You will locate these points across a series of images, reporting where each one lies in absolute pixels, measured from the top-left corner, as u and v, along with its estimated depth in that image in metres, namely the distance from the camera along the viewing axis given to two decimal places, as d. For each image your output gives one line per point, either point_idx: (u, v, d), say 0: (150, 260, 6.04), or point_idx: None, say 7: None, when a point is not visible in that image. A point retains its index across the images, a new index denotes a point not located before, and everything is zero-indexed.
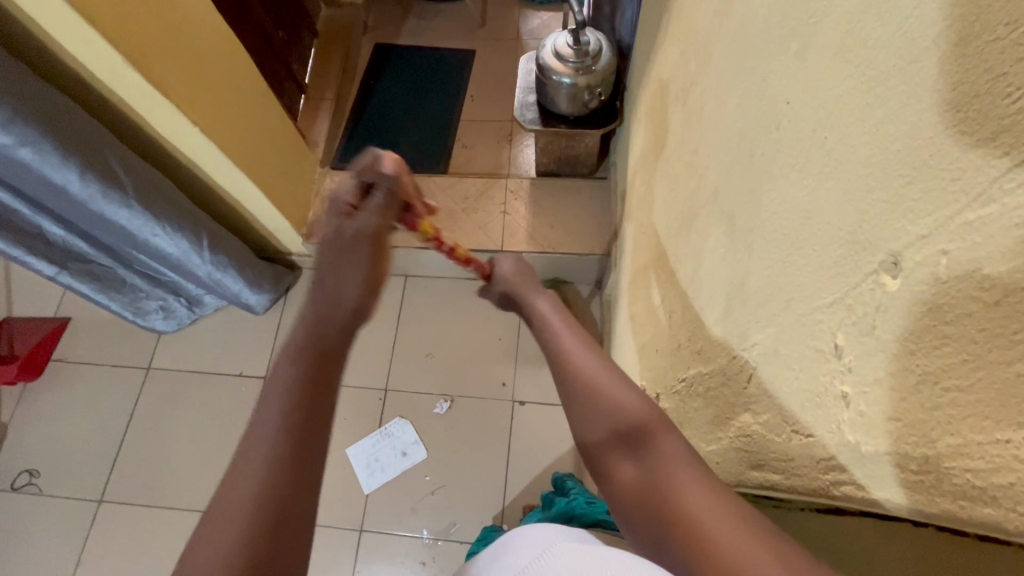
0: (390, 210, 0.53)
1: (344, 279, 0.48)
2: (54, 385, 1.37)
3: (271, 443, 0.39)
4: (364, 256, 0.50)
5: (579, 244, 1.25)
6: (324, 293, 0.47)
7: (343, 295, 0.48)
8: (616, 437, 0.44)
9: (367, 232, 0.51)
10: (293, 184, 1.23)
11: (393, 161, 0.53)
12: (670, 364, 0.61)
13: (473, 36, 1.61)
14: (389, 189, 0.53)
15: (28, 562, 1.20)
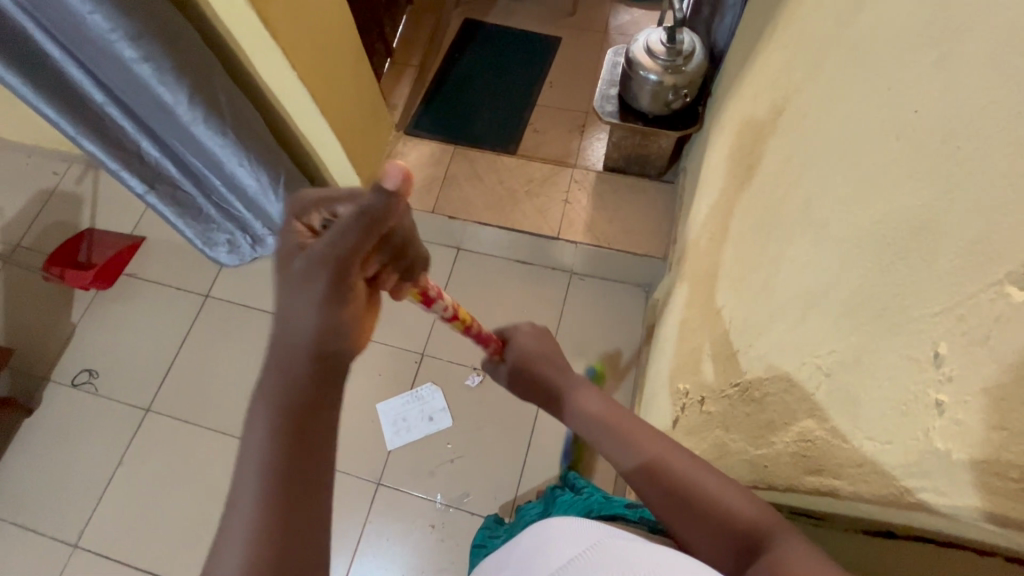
0: (369, 235, 0.44)
1: (291, 306, 0.42)
2: (121, 296, 1.47)
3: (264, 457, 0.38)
4: (317, 285, 0.43)
5: (636, 244, 1.25)
6: (277, 317, 0.43)
7: (294, 325, 0.42)
8: (693, 509, 0.46)
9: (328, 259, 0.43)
10: (368, 142, 1.28)
11: (399, 174, 0.43)
12: (723, 368, 0.61)
13: (561, 23, 1.61)
14: (377, 209, 0.43)
15: (80, 452, 1.31)
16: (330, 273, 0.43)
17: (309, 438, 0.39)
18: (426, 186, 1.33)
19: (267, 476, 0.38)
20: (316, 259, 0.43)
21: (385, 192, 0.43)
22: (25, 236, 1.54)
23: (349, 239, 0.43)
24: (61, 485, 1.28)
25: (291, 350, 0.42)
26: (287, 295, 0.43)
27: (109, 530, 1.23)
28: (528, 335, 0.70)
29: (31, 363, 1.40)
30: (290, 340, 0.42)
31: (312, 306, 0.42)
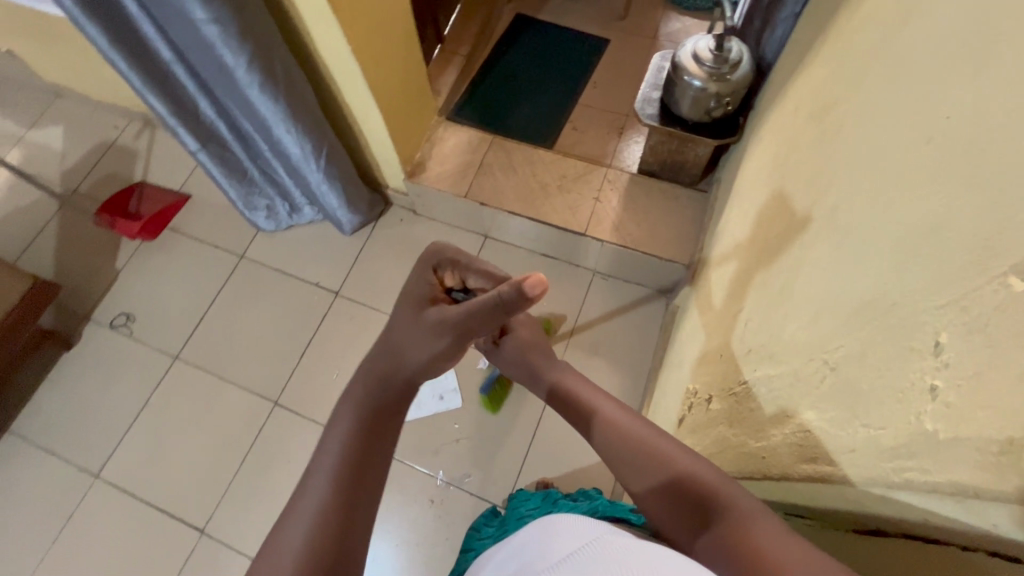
0: (488, 317, 0.62)
1: (414, 344, 0.63)
2: (164, 248, 1.54)
3: (340, 442, 0.54)
4: (438, 341, 0.63)
5: (662, 248, 1.25)
6: (398, 344, 0.63)
7: (410, 356, 0.62)
8: (647, 471, 0.51)
9: (451, 323, 0.63)
10: (410, 123, 1.31)
11: (538, 284, 0.59)
12: (733, 367, 0.62)
13: (611, 26, 1.62)
14: (506, 305, 0.60)
15: (110, 389, 1.38)
16: (451, 333, 0.63)
17: (381, 432, 0.56)
18: (462, 172, 1.37)
19: (346, 451, 0.53)
20: (446, 322, 0.63)
21: (515, 295, 0.60)
22: (81, 183, 1.64)
23: (474, 316, 0.62)
24: (89, 418, 1.35)
25: (392, 369, 0.61)
26: (414, 334, 0.64)
27: (130, 465, 1.30)
28: (526, 326, 0.79)
29: (75, 301, 1.48)
30: (398, 364, 0.62)
31: (428, 349, 0.63)
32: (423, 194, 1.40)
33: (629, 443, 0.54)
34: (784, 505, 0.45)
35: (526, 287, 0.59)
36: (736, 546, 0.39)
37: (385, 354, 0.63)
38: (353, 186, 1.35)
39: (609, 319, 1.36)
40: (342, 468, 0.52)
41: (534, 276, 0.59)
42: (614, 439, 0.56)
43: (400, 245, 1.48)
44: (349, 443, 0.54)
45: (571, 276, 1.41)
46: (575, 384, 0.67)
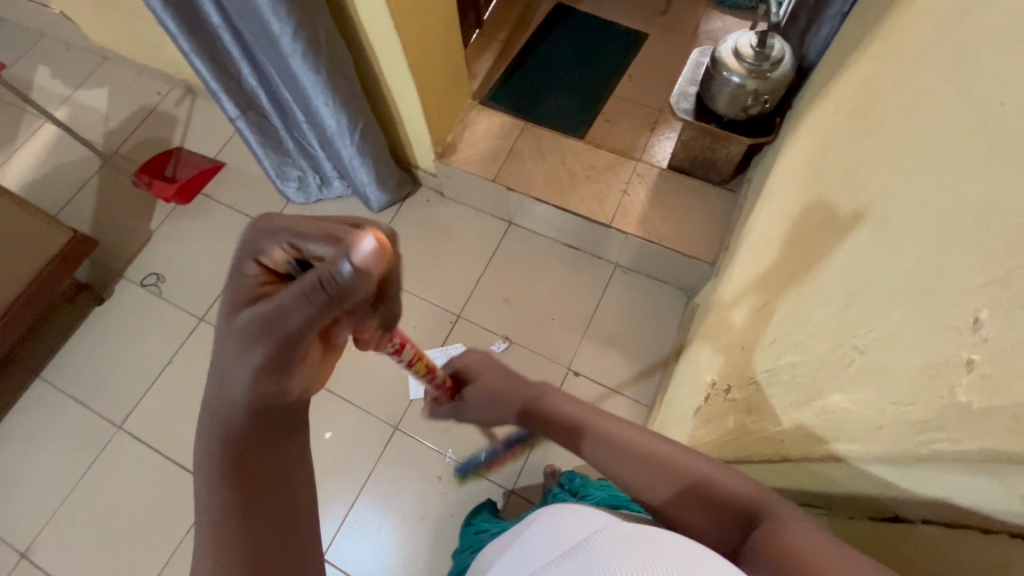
0: (320, 310, 0.47)
1: (235, 365, 0.49)
2: (196, 212, 1.58)
3: (207, 494, 0.50)
4: (258, 349, 0.48)
5: (686, 245, 1.25)
6: (220, 368, 0.50)
7: (236, 381, 0.49)
8: (678, 486, 0.52)
9: (271, 323, 0.47)
10: (444, 104, 1.33)
11: (372, 250, 0.45)
12: (755, 357, 0.62)
13: (651, 21, 1.61)
14: (335, 285, 0.45)
15: (136, 345, 1.42)
16: (274, 342, 0.48)
17: (254, 450, 0.51)
18: (491, 156, 1.38)
19: (219, 497, 0.49)
20: (263, 323, 0.47)
21: (349, 269, 0.45)
22: (122, 144, 1.69)
23: (294, 314, 0.46)
24: (115, 370, 1.40)
25: (226, 408, 0.50)
26: (230, 352, 0.49)
27: (150, 419, 1.34)
28: (475, 357, 0.81)
29: (109, 258, 1.53)
30: (226, 391, 0.50)
31: (250, 366, 0.48)
32: (451, 176, 1.41)
33: (651, 463, 0.55)
34: (813, 487, 0.46)
35: (354, 259, 0.45)
36: (770, 540, 0.40)
37: (214, 380, 0.51)
38: (384, 164, 1.36)
39: (628, 313, 1.36)
40: (224, 513, 0.49)
41: (365, 240, 0.45)
42: (619, 457, 0.57)
43: (425, 225, 1.50)
44: (218, 492, 0.49)
45: (592, 268, 1.41)
46: (568, 405, 0.68)
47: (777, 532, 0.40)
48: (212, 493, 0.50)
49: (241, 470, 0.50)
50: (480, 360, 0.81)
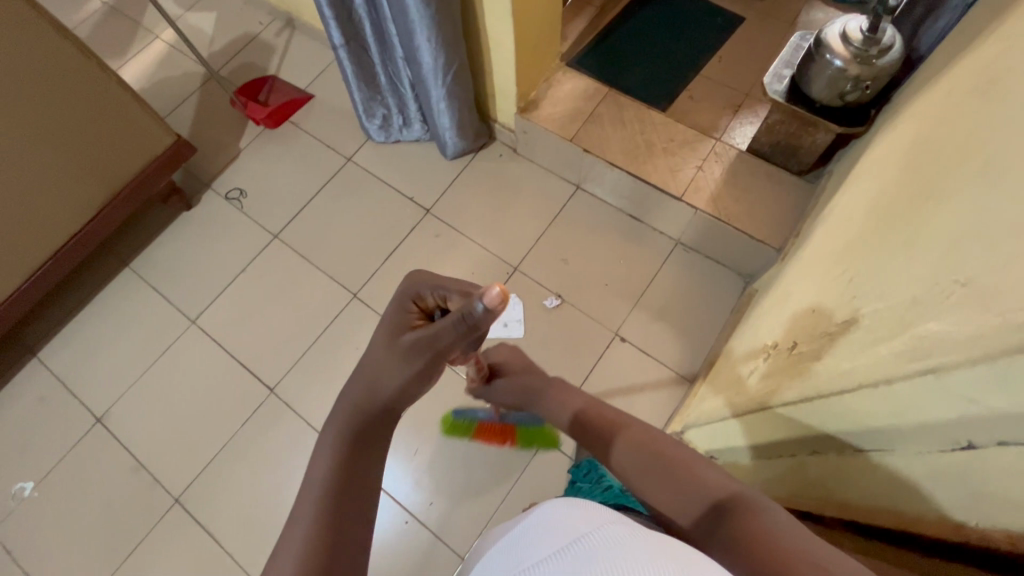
0: (459, 337, 0.58)
1: (387, 372, 0.59)
2: (282, 137, 1.67)
3: (324, 469, 0.55)
4: (412, 364, 0.59)
5: (755, 228, 1.25)
6: (369, 374, 0.59)
7: (382, 385, 0.59)
8: (687, 490, 0.59)
9: (424, 346, 0.58)
10: (535, 59, 1.36)
11: (500, 295, 0.54)
12: (828, 313, 0.64)
13: (751, 5, 1.59)
14: (473, 318, 0.56)
15: (215, 251, 1.53)
16: (423, 356, 0.59)
17: (364, 443, 0.58)
18: (572, 117, 1.40)
19: (330, 472, 0.55)
20: (416, 345, 0.58)
21: (482, 308, 0.55)
22: (223, 67, 1.79)
23: (445, 336, 0.58)
24: (194, 271, 1.51)
25: (365, 398, 0.59)
26: (383, 362, 0.59)
27: (221, 320, 1.45)
28: (506, 352, 1.00)
29: (200, 169, 1.64)
30: (371, 392, 0.59)
31: (402, 376, 0.59)
32: (529, 132, 1.45)
33: (665, 466, 0.62)
34: (882, 416, 0.48)
35: (488, 299, 0.54)
36: (759, 535, 0.46)
37: (359, 384, 0.60)
38: (467, 111, 1.42)
39: (682, 290, 1.37)
40: (328, 490, 0.54)
41: (494, 288, 0.54)
42: (643, 459, 0.65)
43: (495, 177, 1.54)
44: (332, 468, 0.55)
45: (653, 242, 1.43)
46: (599, 410, 0.78)
47: (764, 532, 0.46)
48: (326, 467, 0.55)
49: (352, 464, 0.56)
50: (512, 358, 0.98)
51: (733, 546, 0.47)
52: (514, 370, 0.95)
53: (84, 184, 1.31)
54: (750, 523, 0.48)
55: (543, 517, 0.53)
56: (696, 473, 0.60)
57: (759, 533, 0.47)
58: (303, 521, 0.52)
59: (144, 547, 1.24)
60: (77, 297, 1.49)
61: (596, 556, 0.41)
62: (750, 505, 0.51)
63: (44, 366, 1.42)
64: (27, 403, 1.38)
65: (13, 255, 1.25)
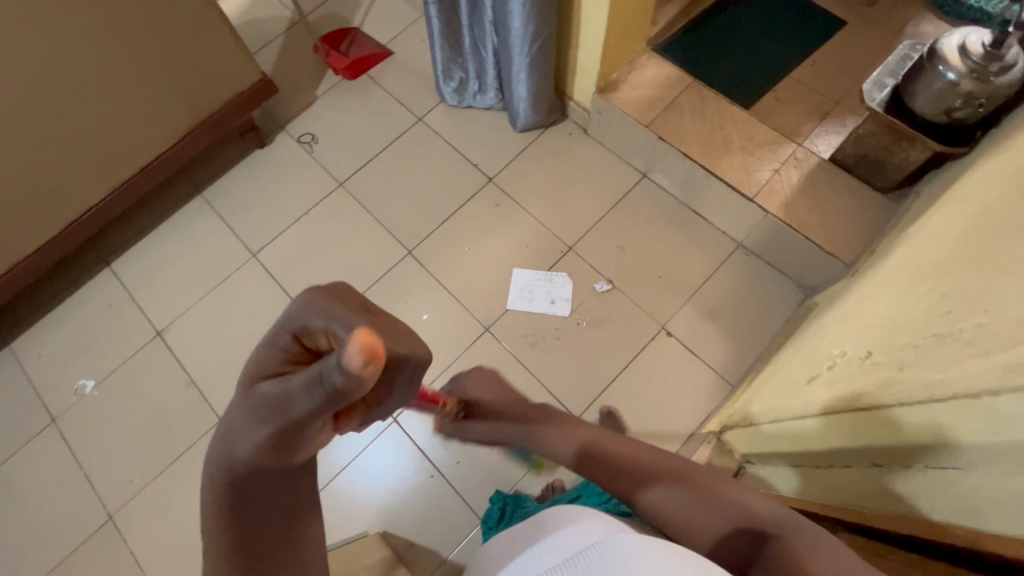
0: (317, 408, 0.35)
1: (241, 438, 0.37)
2: (358, 89, 1.70)
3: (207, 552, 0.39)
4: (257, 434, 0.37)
5: (826, 239, 1.21)
6: (229, 426, 0.38)
7: (237, 451, 0.38)
8: (729, 521, 0.55)
9: (272, 412, 0.36)
10: (624, 39, 1.34)
11: (363, 353, 0.31)
12: (909, 324, 0.62)
13: (855, 10, 1.52)
14: (329, 385, 0.33)
15: (282, 191, 1.58)
16: (276, 424, 0.36)
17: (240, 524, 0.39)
18: (651, 102, 1.38)
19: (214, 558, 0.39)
20: (264, 408, 0.36)
21: (339, 374, 0.32)
22: (310, 13, 1.83)
23: (299, 399, 0.35)
24: (260, 208, 1.57)
25: (222, 468, 0.38)
26: (237, 419, 0.38)
27: (280, 257, 1.50)
28: (478, 375, 0.84)
29: (277, 110, 1.68)
30: (230, 457, 0.38)
31: (251, 444, 0.37)
32: (604, 113, 1.43)
33: (704, 502, 0.57)
34: (976, 431, 0.46)
35: (344, 358, 0.32)
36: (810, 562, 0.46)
37: (216, 447, 0.39)
38: (545, 85, 1.41)
39: (737, 293, 1.35)
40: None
41: (354, 344, 0.31)
42: (676, 499, 0.58)
43: (563, 155, 1.53)
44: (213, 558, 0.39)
45: (714, 241, 1.40)
46: (603, 439, 0.67)
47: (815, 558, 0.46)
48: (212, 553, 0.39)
49: (247, 547, 0.39)
50: (495, 390, 0.81)
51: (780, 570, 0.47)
52: (491, 398, 0.79)
53: (174, 108, 1.37)
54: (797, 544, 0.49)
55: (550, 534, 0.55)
56: (736, 506, 0.56)
57: (804, 547, 0.48)
58: None
59: (185, 457, 1.31)
60: (150, 217, 1.57)
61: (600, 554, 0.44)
62: (793, 533, 0.50)
63: (114, 276, 1.50)
64: (96, 308, 1.47)
65: (103, 166, 1.33)
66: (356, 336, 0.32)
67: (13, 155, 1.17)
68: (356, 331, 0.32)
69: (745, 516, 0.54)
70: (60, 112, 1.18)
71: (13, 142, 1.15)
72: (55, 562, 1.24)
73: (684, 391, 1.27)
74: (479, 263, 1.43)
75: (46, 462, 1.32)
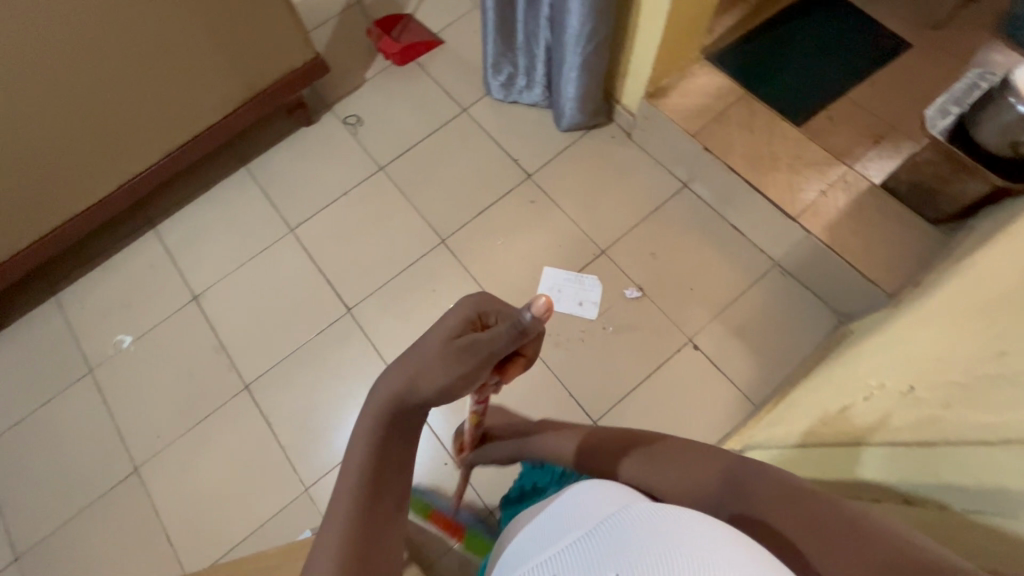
0: (512, 347, 0.53)
1: (433, 372, 0.52)
2: (406, 75, 1.72)
3: (354, 468, 0.52)
4: (461, 365, 0.52)
5: (868, 267, 1.17)
6: (415, 365, 0.52)
7: (427, 384, 0.52)
8: (699, 469, 0.60)
9: (478, 349, 0.52)
10: (679, 45, 1.32)
11: (546, 304, 0.51)
12: (956, 360, 0.61)
13: (922, 32, 1.47)
14: (521, 328, 0.52)
15: (325, 170, 1.61)
16: (473, 363, 0.52)
17: (392, 443, 0.54)
18: (700, 112, 1.36)
19: (361, 469, 0.52)
20: (469, 346, 0.52)
21: (529, 318, 0.52)
22: None
23: (497, 343, 0.52)
24: (302, 184, 1.60)
25: (404, 392, 0.53)
26: (432, 359, 0.52)
27: (317, 233, 1.53)
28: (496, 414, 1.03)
29: (325, 89, 1.71)
30: (414, 387, 0.52)
31: (450, 374, 0.52)
32: (651, 119, 1.42)
33: (677, 457, 0.63)
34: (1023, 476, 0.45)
35: (536, 307, 0.52)
36: (793, 504, 0.50)
37: (399, 376, 0.53)
38: (594, 86, 1.40)
39: (768, 312, 1.32)
40: (356, 497, 0.51)
41: (541, 298, 0.51)
42: (655, 464, 0.64)
43: (604, 157, 1.52)
44: (359, 471, 0.52)
45: (750, 257, 1.38)
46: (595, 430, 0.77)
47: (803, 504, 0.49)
48: (358, 470, 0.52)
49: (381, 464, 0.53)
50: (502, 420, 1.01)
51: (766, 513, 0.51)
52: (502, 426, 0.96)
53: (231, 81, 1.41)
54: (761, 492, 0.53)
55: (555, 516, 0.56)
56: (705, 457, 0.61)
57: (781, 488, 0.52)
58: (330, 536, 0.49)
59: (211, 419, 1.36)
60: (197, 184, 1.61)
61: (619, 525, 0.45)
62: (761, 474, 0.54)
63: (158, 238, 1.56)
64: (138, 267, 1.52)
65: (159, 130, 1.37)
66: (541, 296, 0.52)
67: (79, 111, 1.22)
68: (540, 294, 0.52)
69: (714, 465, 0.60)
70: (125, 74, 1.23)
71: (80, 99, 1.20)
72: (85, 503, 1.30)
73: (705, 406, 1.26)
74: (510, 258, 1.43)
75: (81, 410, 1.38)
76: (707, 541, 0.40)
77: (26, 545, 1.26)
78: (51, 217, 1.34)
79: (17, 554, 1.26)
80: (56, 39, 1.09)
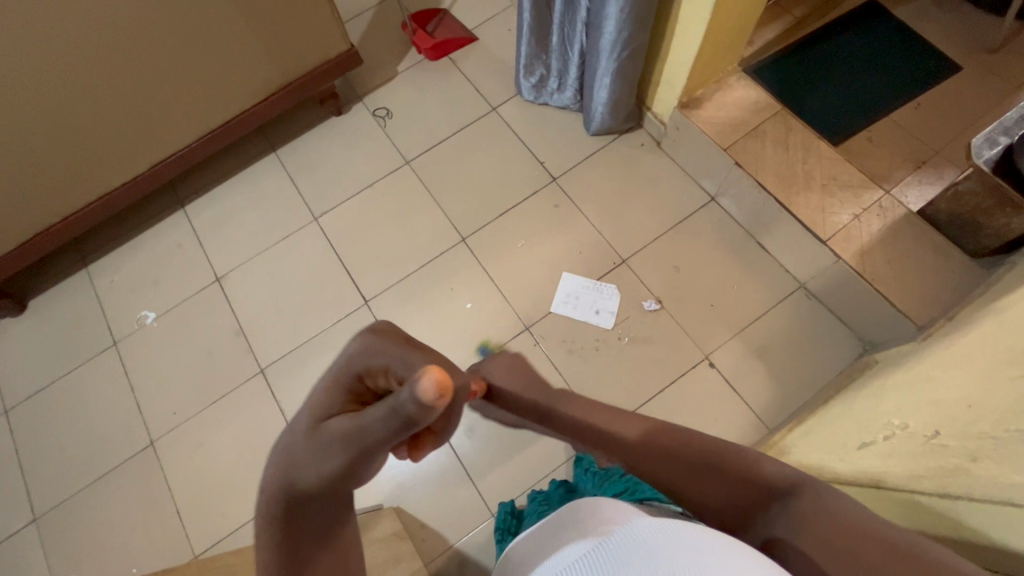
0: (395, 436, 0.39)
1: (305, 469, 0.40)
2: (438, 70, 1.71)
3: (264, 548, 0.41)
4: (333, 462, 0.39)
5: (899, 296, 1.14)
6: (285, 459, 0.41)
7: (301, 482, 0.40)
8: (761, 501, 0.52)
9: (346, 442, 0.39)
10: (717, 57, 1.29)
11: (437, 387, 0.37)
12: (983, 407, 0.58)
13: (975, 55, 1.41)
14: (406, 413, 0.38)
15: (351, 161, 1.62)
16: (349, 457, 0.39)
17: (301, 520, 0.41)
18: (734, 125, 1.33)
19: (274, 547, 0.41)
20: (341, 439, 0.39)
21: (415, 398, 0.37)
22: None
23: (375, 432, 0.39)
24: (328, 174, 1.61)
25: (283, 487, 0.40)
26: (299, 454, 0.40)
27: (340, 224, 1.54)
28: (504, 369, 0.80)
29: (357, 80, 1.72)
30: (291, 481, 0.40)
31: (323, 473, 0.39)
32: (683, 129, 1.39)
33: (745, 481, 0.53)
34: None
35: (421, 387, 0.37)
36: (817, 517, 0.46)
37: (271, 474, 0.41)
38: (626, 93, 1.38)
39: (790, 334, 1.29)
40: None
41: (428, 375, 0.37)
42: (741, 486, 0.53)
43: (632, 165, 1.50)
44: (271, 550, 0.41)
45: (775, 277, 1.34)
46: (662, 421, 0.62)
47: (827, 516, 0.45)
48: (272, 551, 0.41)
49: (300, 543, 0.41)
50: (513, 373, 0.78)
51: (800, 524, 0.46)
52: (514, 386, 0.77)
53: (266, 68, 1.42)
54: (808, 500, 0.47)
55: (551, 547, 0.52)
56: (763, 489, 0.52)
57: (807, 505, 0.47)
58: None
59: (226, 399, 1.38)
60: (226, 167, 1.64)
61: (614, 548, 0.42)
62: (805, 497, 0.48)
63: (187, 218, 1.59)
64: (166, 245, 1.56)
65: (194, 112, 1.40)
66: (432, 369, 0.37)
67: (119, 90, 1.25)
68: (429, 367, 0.37)
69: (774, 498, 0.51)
70: (165, 56, 1.25)
71: (119, 78, 1.23)
72: (102, 471, 1.34)
73: (716, 426, 1.24)
74: (528, 262, 1.42)
75: (104, 381, 1.42)
76: (718, 561, 0.39)
77: (44, 507, 1.31)
78: (85, 191, 1.37)
79: (35, 516, 1.31)
80: (100, 18, 1.11)
